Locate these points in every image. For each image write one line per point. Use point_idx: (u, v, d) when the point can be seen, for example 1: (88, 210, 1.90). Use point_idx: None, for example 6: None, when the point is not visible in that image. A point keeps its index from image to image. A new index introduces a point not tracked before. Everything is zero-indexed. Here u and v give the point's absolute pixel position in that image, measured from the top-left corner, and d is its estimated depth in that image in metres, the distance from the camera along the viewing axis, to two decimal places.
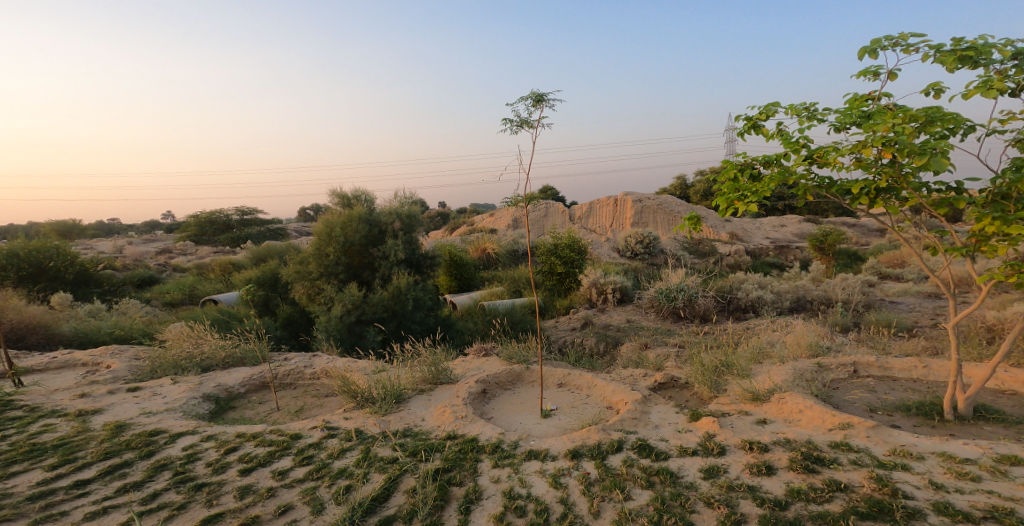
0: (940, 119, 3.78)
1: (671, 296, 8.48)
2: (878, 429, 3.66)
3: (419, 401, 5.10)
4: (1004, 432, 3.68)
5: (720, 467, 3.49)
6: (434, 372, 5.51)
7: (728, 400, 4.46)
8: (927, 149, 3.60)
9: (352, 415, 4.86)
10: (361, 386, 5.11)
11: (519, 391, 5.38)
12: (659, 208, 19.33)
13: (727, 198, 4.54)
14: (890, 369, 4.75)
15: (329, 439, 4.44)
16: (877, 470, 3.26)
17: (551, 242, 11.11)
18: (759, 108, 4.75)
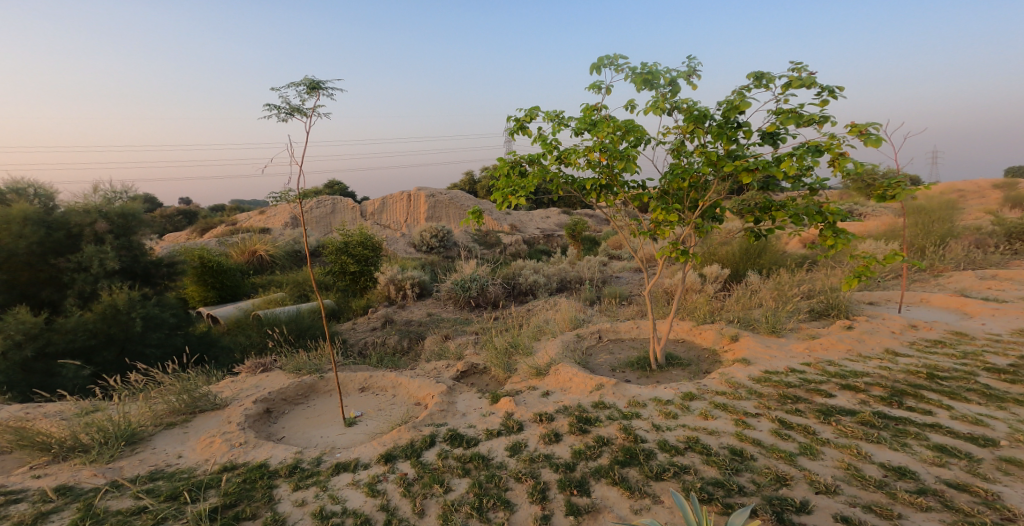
0: (633, 129, 4.71)
1: (466, 286, 8.88)
2: (618, 386, 4.47)
3: (169, 437, 4.46)
4: (682, 373, 4.88)
5: (521, 442, 3.85)
6: (190, 399, 4.87)
7: (518, 379, 4.95)
8: (626, 154, 4.49)
9: (45, 472, 3.95)
10: (62, 433, 4.19)
11: (315, 404, 5.14)
12: (453, 202, 19.75)
13: (502, 192, 5.25)
14: (619, 332, 5.86)
15: (10, 507, 3.57)
16: (623, 422, 3.97)
17: (340, 239, 10.22)
18: (525, 111, 5.62)
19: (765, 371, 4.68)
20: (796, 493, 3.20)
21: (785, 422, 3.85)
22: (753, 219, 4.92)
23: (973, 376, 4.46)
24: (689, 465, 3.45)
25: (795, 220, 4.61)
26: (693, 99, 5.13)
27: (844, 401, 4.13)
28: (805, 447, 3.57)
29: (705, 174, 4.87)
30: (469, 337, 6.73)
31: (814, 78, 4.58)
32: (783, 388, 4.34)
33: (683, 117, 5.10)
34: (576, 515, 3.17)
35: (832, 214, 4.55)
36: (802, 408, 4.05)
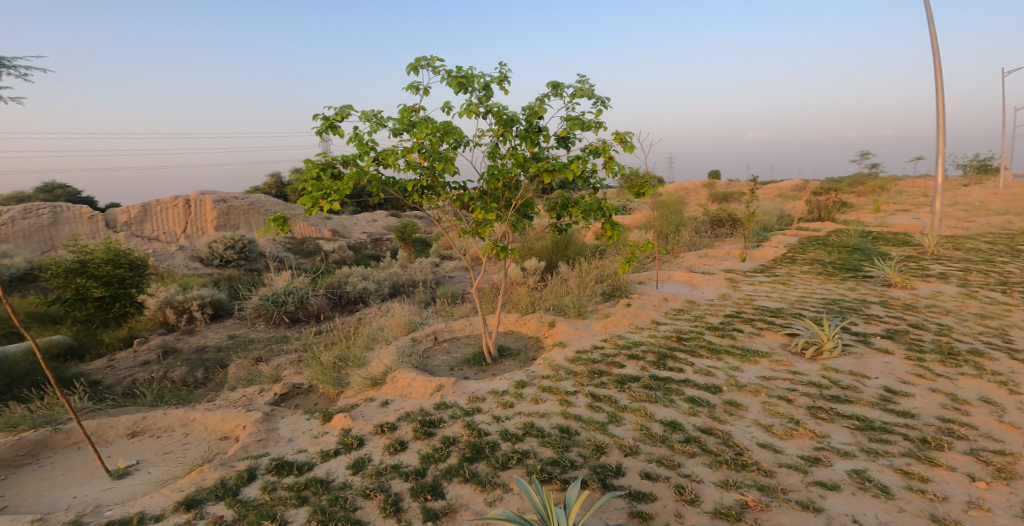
0: (453, 131, 4.84)
1: (279, 301, 8.17)
2: (458, 384, 4.53)
3: None
4: (513, 363, 5.10)
5: (364, 457, 3.68)
6: None
7: (351, 392, 4.75)
8: (444, 156, 4.59)
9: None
10: None
11: (57, 460, 4.24)
12: (253, 208, 17.97)
13: (313, 197, 4.92)
14: (454, 331, 5.93)
15: None
16: (466, 418, 4.00)
17: (78, 253, 8.00)
18: (336, 109, 5.36)
19: (577, 351, 5.06)
20: (613, 458, 3.34)
21: (596, 395, 4.11)
22: (555, 215, 5.34)
23: (702, 335, 5.42)
24: (529, 450, 3.54)
25: (585, 216, 5.14)
26: (503, 104, 5.38)
27: (634, 369, 4.59)
28: (612, 416, 3.80)
29: (517, 175, 5.11)
30: (291, 357, 6.22)
31: (593, 91, 5.08)
32: (591, 365, 4.70)
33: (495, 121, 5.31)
34: (433, 520, 3.12)
35: (608, 209, 5.17)
36: (605, 381, 4.36)
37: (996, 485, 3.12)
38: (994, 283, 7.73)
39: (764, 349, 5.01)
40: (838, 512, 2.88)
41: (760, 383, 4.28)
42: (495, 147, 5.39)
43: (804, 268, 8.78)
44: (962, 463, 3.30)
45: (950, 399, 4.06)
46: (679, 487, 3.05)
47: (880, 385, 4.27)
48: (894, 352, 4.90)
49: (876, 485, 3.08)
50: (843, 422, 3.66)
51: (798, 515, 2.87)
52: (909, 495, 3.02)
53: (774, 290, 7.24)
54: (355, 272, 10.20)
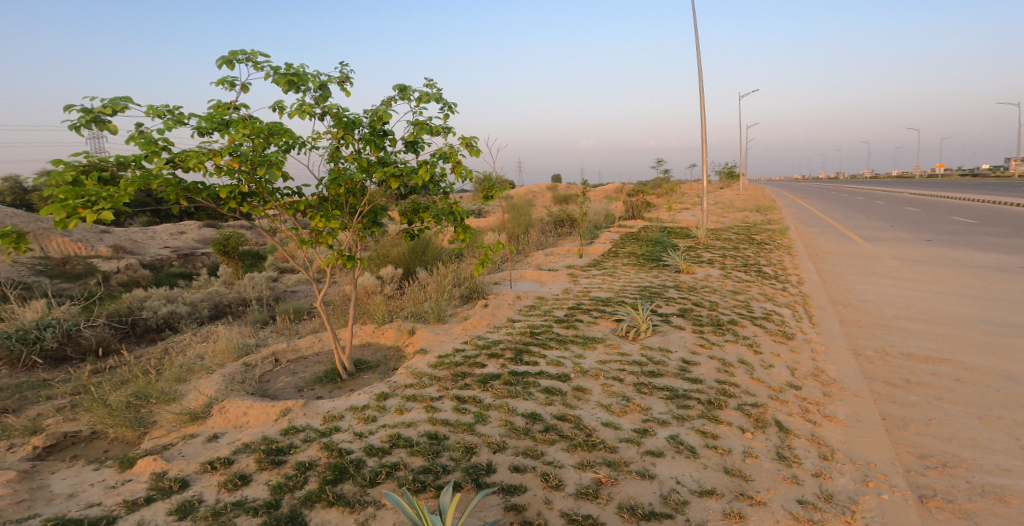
0: (279, 133, 4.69)
1: (25, 336, 6.71)
2: (309, 406, 4.26)
3: None
4: (374, 375, 5.01)
5: (193, 499, 3.25)
6: None
7: (163, 430, 4.14)
8: (266, 161, 4.42)
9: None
10: None
11: None
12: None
13: (66, 205, 4.03)
14: (300, 351, 5.85)
15: None
16: (322, 440, 3.72)
17: None
18: (106, 100, 4.54)
19: (440, 356, 5.01)
20: (482, 457, 3.33)
21: (461, 397, 4.10)
22: (406, 221, 5.43)
23: (551, 328, 5.77)
24: (399, 462, 3.38)
25: (437, 220, 5.30)
26: (342, 105, 5.28)
27: (495, 367, 4.69)
28: (478, 415, 3.82)
29: (361, 181, 5.04)
30: (59, 403, 5.20)
31: (440, 95, 5.29)
32: (453, 368, 4.68)
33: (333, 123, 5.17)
34: None
35: (460, 212, 5.43)
36: (470, 382, 4.39)
37: (756, 433, 3.71)
38: (739, 266, 9.63)
39: (597, 336, 5.54)
40: (665, 475, 3.13)
41: (598, 367, 4.69)
42: (337, 151, 5.31)
43: (623, 260, 9.89)
44: (733, 417, 3.92)
45: (720, 364, 4.91)
46: (544, 474, 3.12)
47: (678, 358, 4.98)
48: (685, 327, 5.84)
49: (686, 446, 3.44)
50: (659, 395, 4.15)
51: (638, 484, 3.07)
52: (708, 453, 3.40)
53: (605, 281, 8.07)
54: (153, 295, 9.07)
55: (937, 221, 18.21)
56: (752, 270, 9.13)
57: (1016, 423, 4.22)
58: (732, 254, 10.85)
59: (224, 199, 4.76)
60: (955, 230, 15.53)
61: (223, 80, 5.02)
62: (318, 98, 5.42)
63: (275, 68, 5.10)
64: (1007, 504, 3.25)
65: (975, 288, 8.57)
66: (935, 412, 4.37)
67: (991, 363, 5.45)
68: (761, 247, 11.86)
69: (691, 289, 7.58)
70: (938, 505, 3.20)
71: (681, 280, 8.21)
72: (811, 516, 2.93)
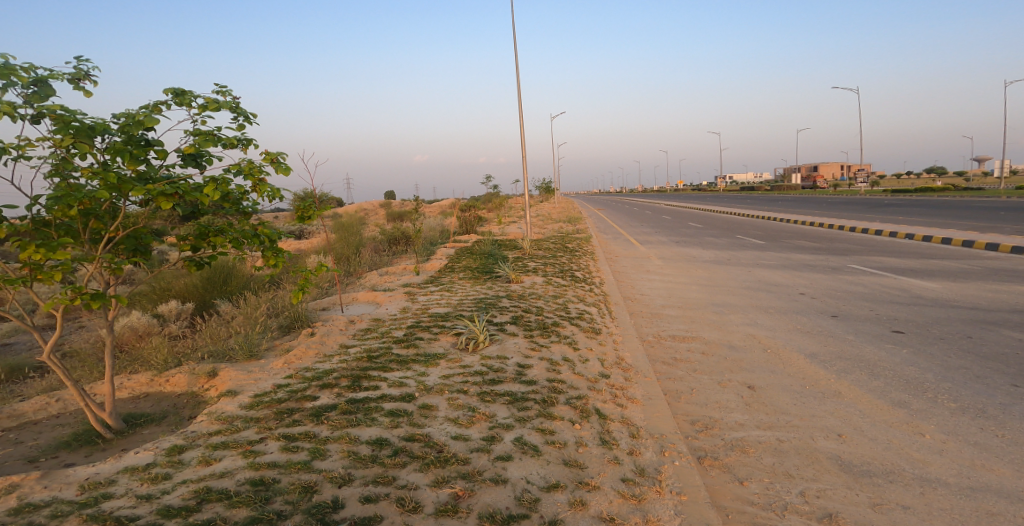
0: None
1: None
2: (52, 477, 3.38)
3: None
4: (157, 429, 4.29)
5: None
6: None
7: None
8: None
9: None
10: None
11: None
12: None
13: None
14: (24, 415, 4.70)
15: None
16: (85, 512, 2.97)
17: None
18: None
19: (254, 395, 4.41)
20: (326, 494, 3.04)
21: (290, 435, 3.68)
22: (189, 246, 4.66)
23: (390, 349, 5.55)
24: (213, 517, 2.87)
25: (237, 245, 4.66)
26: (70, 107, 4.33)
27: (328, 398, 4.32)
28: (314, 451, 3.47)
29: (107, 199, 4.24)
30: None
31: (236, 104, 4.91)
32: (276, 406, 4.19)
33: (56, 128, 4.20)
34: None
35: (267, 234, 4.88)
36: (299, 417, 3.98)
37: (584, 423, 4.11)
38: (557, 272, 10.60)
39: (442, 352, 5.50)
40: (517, 477, 3.26)
41: (442, 382, 4.67)
42: (67, 163, 4.33)
43: (461, 274, 10.15)
44: (564, 411, 4.27)
45: (549, 363, 5.32)
46: (399, 499, 2.99)
47: (514, 363, 5.24)
48: (519, 334, 6.16)
49: (530, 446, 3.64)
50: (501, 401, 4.32)
51: (493, 490, 3.14)
52: (549, 449, 3.65)
53: (444, 296, 8.14)
54: None
55: (677, 226, 22.33)
56: (565, 276, 10.09)
57: (740, 383, 5.40)
58: (552, 261, 11.84)
59: None
60: (690, 234, 19.25)
61: None
62: (32, 96, 4.33)
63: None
64: (747, 454, 4.08)
65: (711, 278, 10.74)
66: (693, 381, 5.37)
67: (717, 335, 6.91)
68: (573, 254, 13.17)
69: (519, 297, 8.07)
70: (710, 463, 3.93)
71: (514, 289, 8.74)
72: (632, 491, 3.31)
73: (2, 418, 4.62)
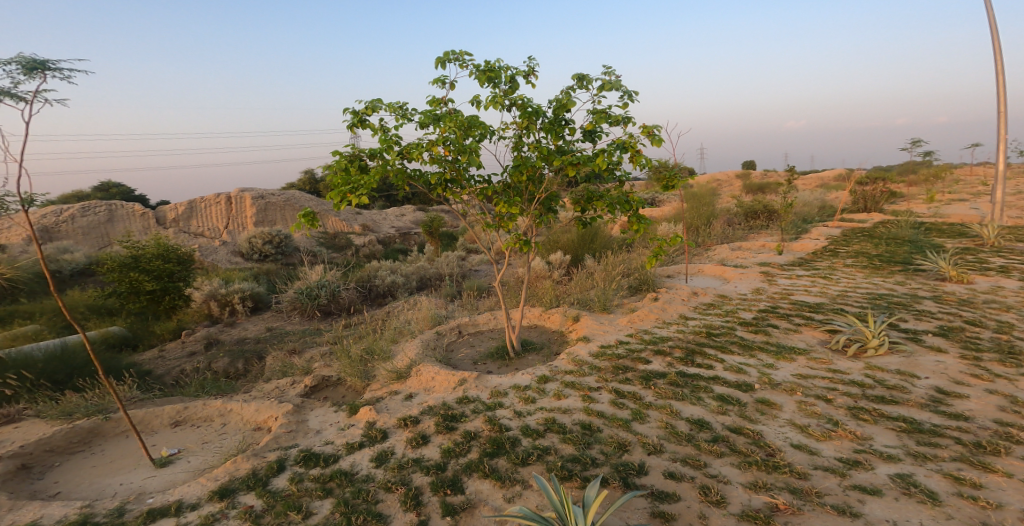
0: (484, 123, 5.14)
1: (312, 294, 8.66)
2: (480, 379, 4.66)
3: None
4: (537, 357, 5.27)
5: (388, 451, 3.82)
6: None
7: (378, 385, 4.88)
8: (468, 149, 4.88)
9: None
10: None
11: (107, 448, 4.52)
12: (289, 204, 18.66)
13: (340, 190, 5.01)
14: (479, 325, 6.37)
15: None
16: (487, 412, 4.13)
17: (128, 250, 8.71)
18: (365, 103, 5.41)
19: (601, 345, 5.13)
20: (635, 457, 3.51)
21: (619, 391, 4.25)
22: (580, 209, 5.49)
23: (732, 331, 5.31)
24: (550, 446, 3.69)
25: (612, 210, 5.26)
26: (527, 96, 5.48)
27: (659, 366, 4.63)
28: (636, 412, 3.95)
29: (540, 167, 5.29)
30: (322, 348, 6.62)
31: (623, 82, 5.20)
32: (614, 361, 4.76)
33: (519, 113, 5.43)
34: (452, 515, 3.25)
35: (637, 203, 5.28)
36: (629, 376, 4.51)
37: None
38: None
39: (801, 346, 4.92)
40: (875, 518, 2.96)
41: (794, 381, 4.30)
42: (519, 142, 5.70)
43: (847, 260, 8.37)
44: (1019, 469, 3.28)
45: (1007, 401, 3.92)
46: (704, 488, 3.22)
47: (928, 384, 4.16)
48: (947, 351, 4.69)
49: (919, 490, 3.14)
50: (884, 425, 3.71)
51: (831, 519, 2.97)
52: (957, 503, 3.05)
53: (815, 285, 6.93)
54: (385, 266, 10.94)
55: None
56: None
57: None
58: None
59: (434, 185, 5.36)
60: None
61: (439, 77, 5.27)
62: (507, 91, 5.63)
63: (476, 66, 5.42)
64: None
65: None
66: None
67: None
68: None
69: (971, 304, 5.98)
70: None
71: (950, 291, 6.56)
72: None
73: (471, 324, 6.35)
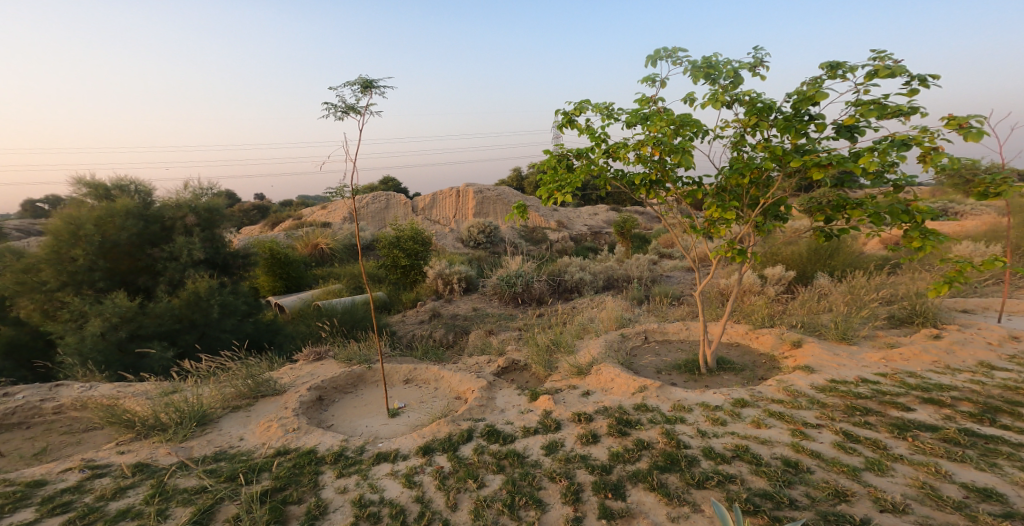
0: (690, 123, 5.13)
1: (511, 282, 9.39)
2: (663, 389, 4.74)
3: (233, 420, 4.70)
4: (734, 378, 5.15)
5: (558, 442, 4.08)
6: (253, 385, 5.12)
7: (559, 377, 5.27)
8: (681, 148, 4.89)
9: (128, 448, 4.23)
10: (141, 412, 4.48)
11: (361, 393, 5.40)
12: (501, 198, 20.62)
13: (549, 187, 5.28)
14: (667, 333, 6.20)
15: (98, 479, 3.79)
16: (666, 425, 4.23)
17: (393, 234, 11.10)
18: (575, 103, 5.53)
19: (830, 380, 4.89)
20: (857, 510, 3.38)
21: (850, 434, 4.05)
22: (825, 216, 4.91)
23: None
24: (736, 475, 3.66)
25: (873, 220, 4.56)
26: (758, 90, 5.02)
27: (925, 415, 4.27)
28: (874, 462, 3.75)
29: (770, 170, 5.00)
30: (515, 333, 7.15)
31: (909, 70, 4.31)
32: (850, 399, 4.54)
33: (746, 110, 5.02)
34: (609, 518, 3.37)
35: (921, 213, 4.43)
36: (873, 421, 4.23)
37: None
38: None
39: None
40: None
41: None
42: (742, 139, 5.31)
43: None
44: None
45: None
46: None
47: None
48: None
49: None
50: None
51: None
52: None
53: None
54: (574, 261, 10.91)
55: None
56: None
57: None
58: None
59: (637, 185, 5.47)
60: None
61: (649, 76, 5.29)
62: (729, 86, 5.25)
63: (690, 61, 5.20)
64: None
65: None
66: None
67: None
68: None
69: None
70: None
71: None
72: None
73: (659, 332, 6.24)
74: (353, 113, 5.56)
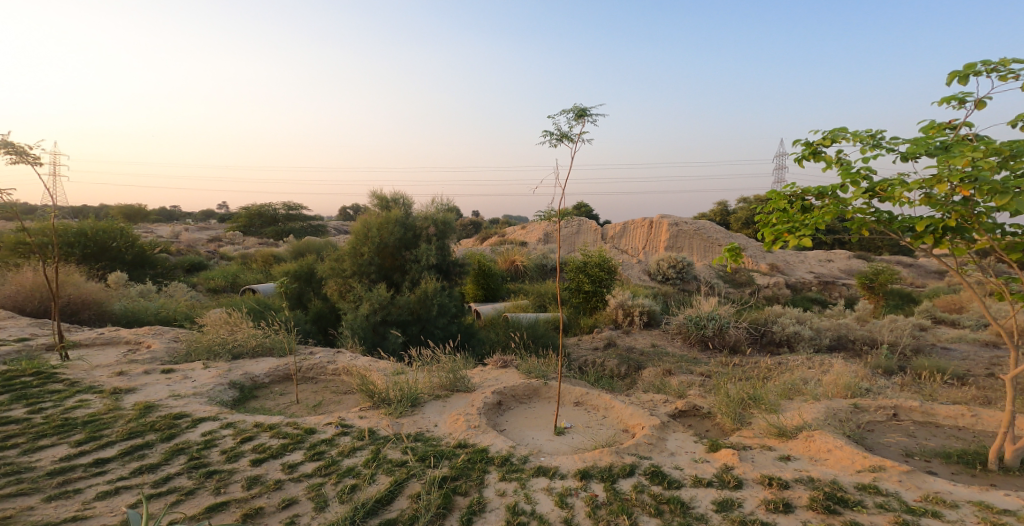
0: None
1: (700, 324, 8.68)
2: (911, 474, 3.88)
3: (434, 407, 5.31)
4: None
5: (734, 501, 3.68)
6: (451, 379, 5.74)
7: (751, 433, 4.69)
8: (1008, 188, 3.85)
9: (366, 414, 5.09)
10: (379, 386, 5.34)
11: (535, 406, 5.58)
12: (698, 232, 20.19)
13: (779, 228, 4.85)
14: (935, 415, 4.97)
15: (341, 436, 4.64)
16: (903, 515, 3.49)
17: (582, 259, 11.40)
18: (827, 132, 4.93)
19: None
20: None
21: None
22: None
23: None
24: None
25: None
26: None
27: None
28: None
29: None
30: (692, 379, 6.55)
31: None
32: None
33: None
34: None
35: None
36: None
37: None
38: None
39: None
40: None
41: None
42: None
43: None
44: None
45: None
46: None
47: None
48: None
49: None
50: None
51: None
52: None
53: None
54: (790, 312, 9.38)
55: None
56: None
57: None
58: None
59: (919, 231, 4.52)
60: None
61: (949, 97, 4.59)
62: None
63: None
64: None
65: None
66: None
67: None
68: None
69: None
70: None
71: None
72: None
73: (916, 410, 5.05)
74: (569, 141, 5.87)
